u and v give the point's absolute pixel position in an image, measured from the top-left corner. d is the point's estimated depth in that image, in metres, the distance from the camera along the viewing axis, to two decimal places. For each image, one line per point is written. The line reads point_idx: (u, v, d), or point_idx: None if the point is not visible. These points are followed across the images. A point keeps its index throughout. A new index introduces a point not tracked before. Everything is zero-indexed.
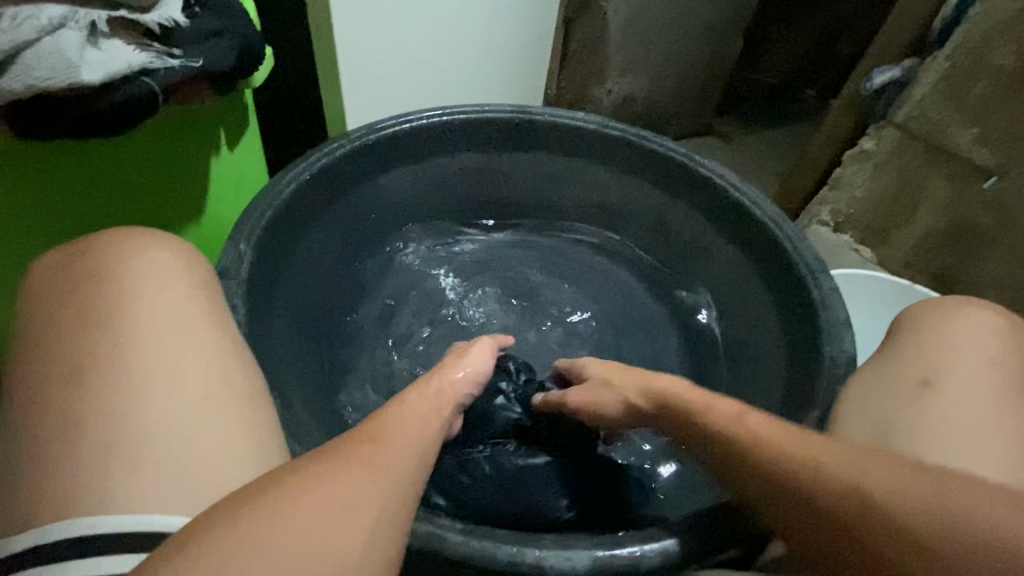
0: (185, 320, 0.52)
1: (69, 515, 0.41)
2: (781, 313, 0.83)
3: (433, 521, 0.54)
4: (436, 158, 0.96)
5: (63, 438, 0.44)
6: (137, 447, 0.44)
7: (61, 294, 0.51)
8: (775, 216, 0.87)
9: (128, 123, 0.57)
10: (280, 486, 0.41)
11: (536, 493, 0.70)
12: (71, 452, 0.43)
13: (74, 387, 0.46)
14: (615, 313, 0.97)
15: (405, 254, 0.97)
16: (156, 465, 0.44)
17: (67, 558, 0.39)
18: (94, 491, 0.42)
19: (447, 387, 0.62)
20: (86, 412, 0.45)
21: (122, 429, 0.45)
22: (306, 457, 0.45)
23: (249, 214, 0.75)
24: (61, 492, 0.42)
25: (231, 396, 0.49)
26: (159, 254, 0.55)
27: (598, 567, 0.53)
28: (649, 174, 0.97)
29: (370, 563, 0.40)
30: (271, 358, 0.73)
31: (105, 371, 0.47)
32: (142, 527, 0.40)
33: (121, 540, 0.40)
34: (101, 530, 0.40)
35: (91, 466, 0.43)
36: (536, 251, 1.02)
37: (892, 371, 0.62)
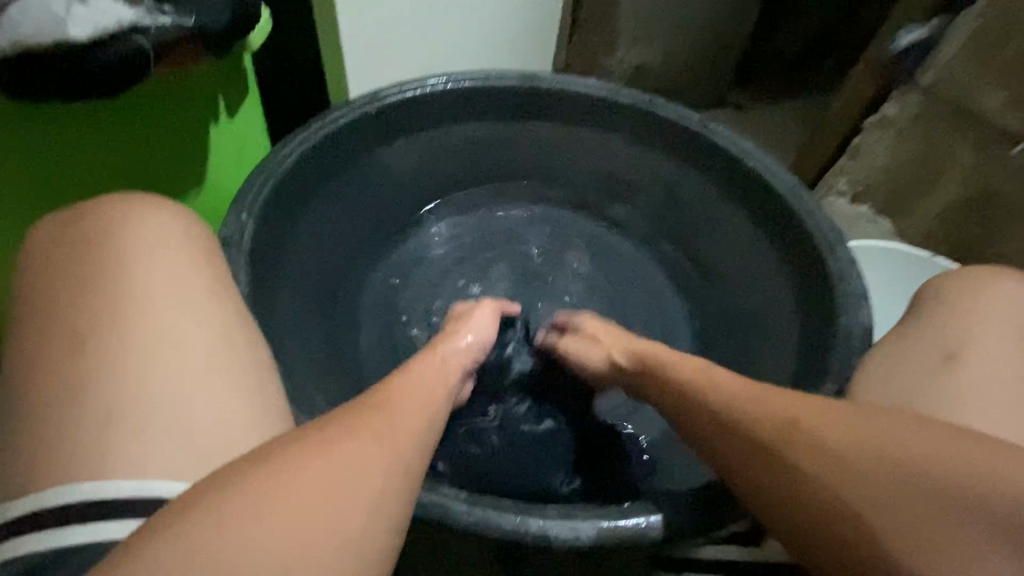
0: (184, 288, 0.51)
1: (68, 480, 0.41)
2: (795, 284, 0.82)
3: (437, 490, 0.54)
4: (443, 127, 0.93)
5: (61, 403, 0.43)
6: (137, 414, 0.44)
7: (58, 261, 0.51)
8: (791, 186, 0.84)
9: (121, 84, 0.56)
10: (285, 452, 0.41)
11: (544, 461, 0.72)
12: (69, 418, 0.43)
13: (71, 353, 0.45)
14: (624, 287, 0.96)
15: (412, 229, 0.96)
16: (157, 433, 0.44)
17: (68, 523, 0.40)
18: (95, 457, 0.42)
19: (453, 355, 0.63)
20: (84, 378, 0.44)
21: (123, 396, 0.44)
22: (308, 425, 0.45)
23: (251, 181, 0.74)
24: (59, 459, 0.42)
25: (231, 365, 0.49)
26: (155, 221, 0.54)
27: (603, 537, 0.53)
28: (661, 143, 0.94)
29: (375, 533, 0.40)
30: (276, 329, 0.73)
31: (103, 338, 0.46)
32: (143, 495, 0.41)
33: (120, 507, 0.40)
34: (102, 496, 0.40)
35: (91, 433, 0.43)
36: (543, 224, 1.00)
37: (911, 345, 0.60)
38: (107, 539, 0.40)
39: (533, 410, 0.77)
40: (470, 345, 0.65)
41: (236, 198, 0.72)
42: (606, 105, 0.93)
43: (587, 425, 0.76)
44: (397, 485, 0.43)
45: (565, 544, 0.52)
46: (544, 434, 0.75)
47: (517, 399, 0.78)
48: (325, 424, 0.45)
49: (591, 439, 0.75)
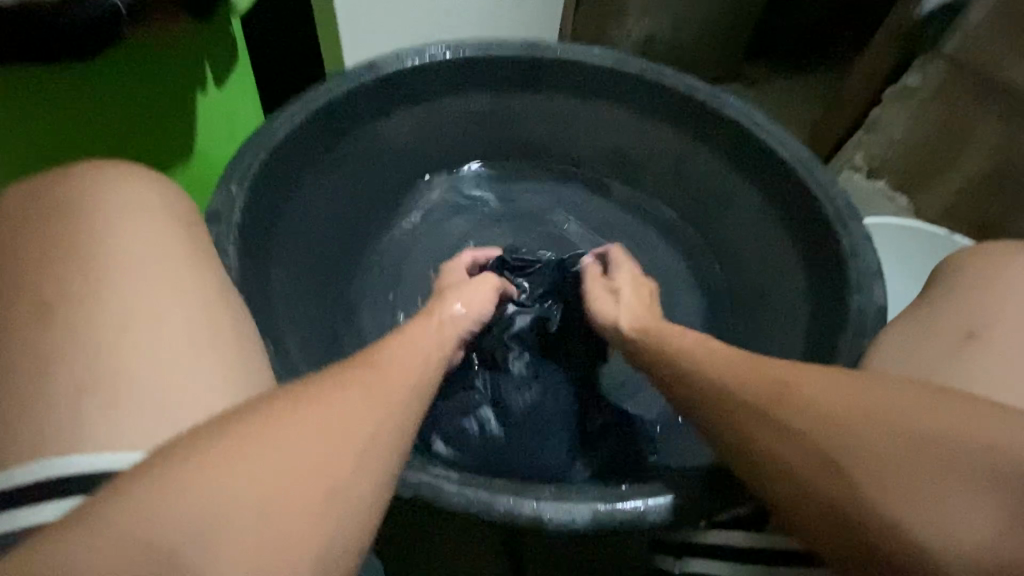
0: (160, 260, 0.51)
1: (37, 455, 0.41)
2: (807, 262, 0.78)
3: (428, 471, 0.53)
4: (442, 99, 0.90)
5: (32, 376, 0.43)
6: (111, 385, 0.44)
7: (29, 230, 0.50)
8: (804, 159, 0.80)
9: (90, 42, 0.54)
10: (254, 418, 0.39)
11: (540, 436, 0.69)
12: (41, 392, 0.43)
13: (39, 324, 0.45)
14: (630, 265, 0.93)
15: (410, 207, 0.94)
16: (130, 405, 0.44)
17: (37, 500, 0.40)
18: (68, 429, 0.42)
19: (449, 324, 0.63)
20: (55, 349, 0.44)
21: (93, 366, 0.44)
22: (281, 391, 0.43)
23: (243, 153, 0.71)
24: (29, 432, 0.41)
25: (206, 337, 0.49)
26: (129, 190, 0.54)
27: (597, 521, 0.51)
28: (670, 115, 0.90)
29: (356, 510, 0.39)
30: (269, 304, 0.71)
31: (74, 308, 0.46)
32: (106, 467, 0.41)
33: (86, 480, 0.40)
34: (67, 471, 0.40)
35: (62, 406, 0.42)
36: (545, 200, 0.97)
37: (929, 324, 0.57)
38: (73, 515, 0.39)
39: (530, 372, 0.74)
40: (464, 314, 0.65)
41: (227, 170, 0.70)
42: (613, 76, 0.89)
43: (587, 401, 0.73)
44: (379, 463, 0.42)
45: (561, 526, 0.51)
46: (539, 403, 0.72)
47: (513, 357, 0.74)
48: (303, 389, 0.43)
49: (591, 416, 0.73)
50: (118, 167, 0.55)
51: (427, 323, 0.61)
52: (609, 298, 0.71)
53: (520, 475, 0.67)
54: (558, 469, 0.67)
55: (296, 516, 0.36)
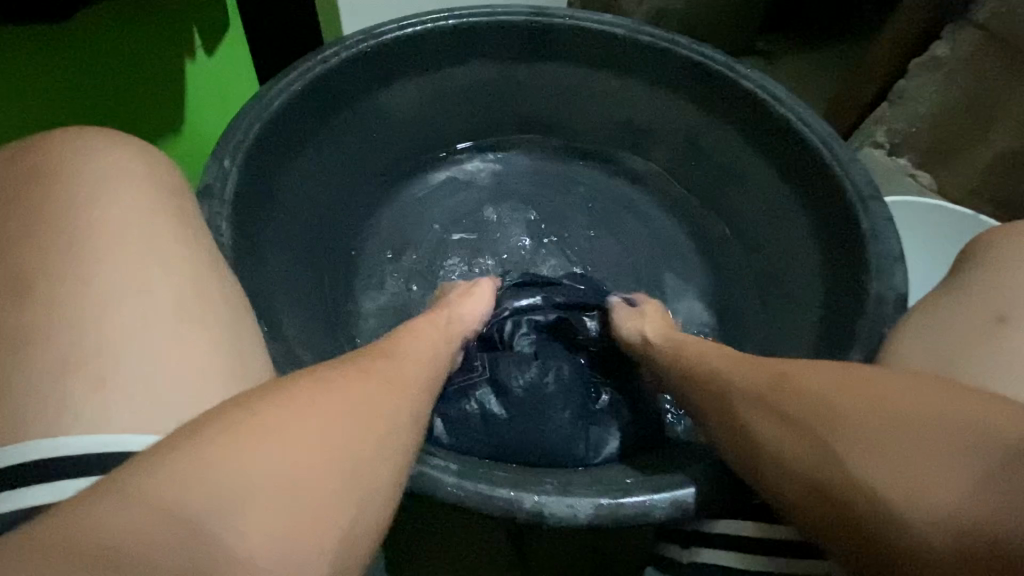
0: (148, 235, 0.48)
1: (23, 435, 0.39)
2: (822, 244, 0.75)
3: (427, 462, 0.51)
4: (444, 70, 0.86)
5: (17, 354, 0.41)
6: (99, 364, 0.42)
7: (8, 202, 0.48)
8: (825, 135, 0.76)
9: None
10: (248, 400, 0.38)
11: (544, 418, 0.66)
12: (26, 371, 0.41)
13: (22, 299, 0.43)
14: (641, 248, 0.90)
15: (414, 186, 0.91)
16: (121, 384, 0.42)
17: (24, 483, 0.37)
18: (54, 410, 0.40)
19: (456, 321, 0.63)
20: (40, 324, 0.43)
21: (80, 344, 0.42)
22: (278, 377, 0.41)
23: (237, 125, 0.68)
24: (13, 413, 0.40)
25: (197, 317, 0.47)
26: (113, 161, 0.51)
27: (599, 516, 0.50)
28: (684, 88, 0.85)
29: (364, 504, 0.37)
30: (264, 283, 0.69)
31: (58, 284, 0.44)
32: (106, 449, 0.39)
33: (78, 463, 0.38)
34: (62, 453, 0.38)
35: (49, 386, 0.41)
36: (554, 179, 0.94)
37: (957, 307, 0.55)
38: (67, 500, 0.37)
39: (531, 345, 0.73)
40: (471, 312, 0.66)
41: (219, 143, 0.67)
42: (624, 45, 0.85)
43: (591, 379, 0.72)
44: (385, 451, 0.40)
45: (563, 522, 0.50)
46: (542, 383, 0.69)
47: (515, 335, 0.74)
48: (298, 375, 0.42)
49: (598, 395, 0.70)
50: (102, 138, 0.53)
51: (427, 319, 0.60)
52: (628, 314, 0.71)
53: (526, 460, 0.65)
54: (563, 455, 0.65)
55: (300, 507, 0.34)
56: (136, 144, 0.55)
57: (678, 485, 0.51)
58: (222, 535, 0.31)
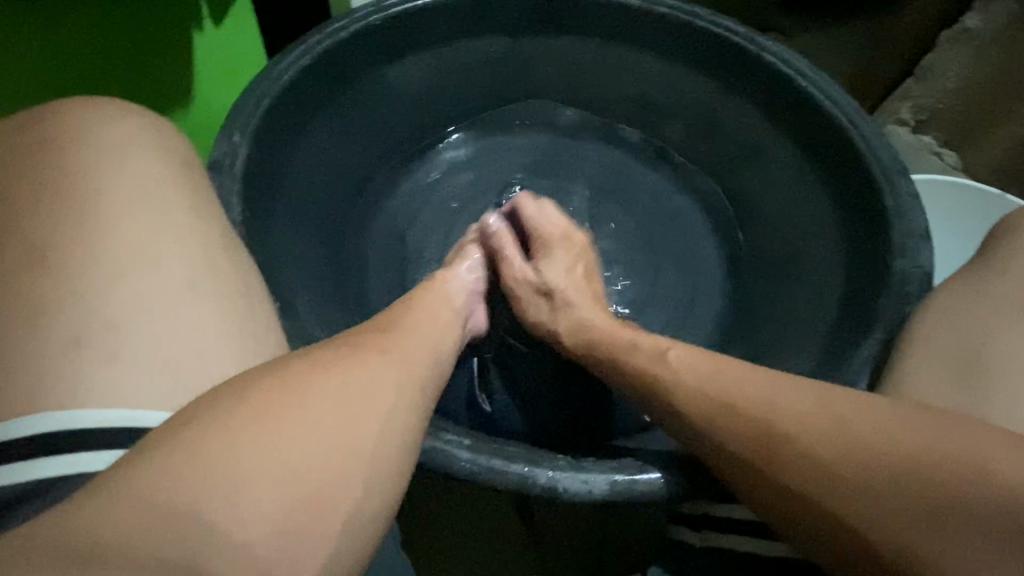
0: (159, 208, 0.48)
1: (35, 407, 0.39)
2: (844, 224, 0.73)
3: (440, 437, 0.51)
4: (455, 45, 0.84)
5: (29, 326, 0.41)
6: (112, 335, 0.42)
7: (15, 172, 0.47)
8: (849, 109, 0.73)
9: None
10: (256, 383, 0.37)
11: (551, 409, 0.66)
12: (39, 344, 0.41)
13: (33, 271, 0.43)
14: (654, 233, 0.88)
15: (424, 166, 0.89)
16: (134, 357, 0.42)
17: (38, 455, 0.37)
18: (67, 382, 0.40)
19: (454, 282, 0.62)
20: (51, 297, 0.42)
21: (93, 316, 0.42)
22: (287, 358, 0.41)
23: (246, 99, 0.67)
24: (25, 383, 0.39)
25: (209, 292, 0.46)
26: (122, 133, 0.51)
27: (614, 493, 0.49)
28: (703, 61, 0.83)
29: (377, 482, 0.37)
30: (275, 259, 0.68)
31: (69, 254, 0.44)
32: (123, 423, 0.39)
33: (94, 437, 0.38)
34: (79, 425, 0.38)
35: (62, 358, 0.40)
36: (566, 159, 0.92)
37: (987, 286, 0.53)
38: (83, 473, 0.37)
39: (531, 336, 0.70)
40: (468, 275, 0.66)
41: (228, 118, 0.66)
42: (640, 18, 0.82)
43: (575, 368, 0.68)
44: (397, 429, 0.39)
45: (576, 497, 0.49)
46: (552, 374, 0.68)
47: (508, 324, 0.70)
48: (311, 355, 0.41)
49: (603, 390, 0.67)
50: (112, 108, 0.52)
51: (437, 290, 0.58)
52: (542, 302, 0.66)
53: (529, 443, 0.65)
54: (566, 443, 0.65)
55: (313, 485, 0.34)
56: (145, 115, 0.54)
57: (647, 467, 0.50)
58: (213, 523, 0.31)
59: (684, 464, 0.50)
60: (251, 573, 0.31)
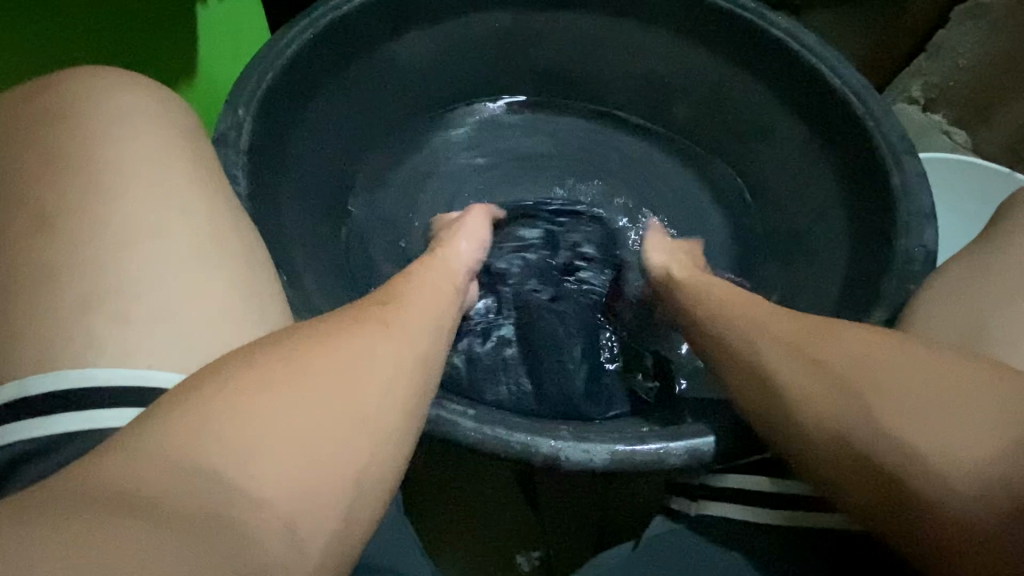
0: (166, 178, 0.48)
1: (48, 366, 0.40)
2: (850, 202, 0.72)
3: (445, 407, 0.52)
4: (460, 20, 0.83)
5: (41, 291, 0.42)
6: (124, 300, 0.43)
7: (24, 140, 0.47)
8: (857, 86, 0.72)
9: None
10: (253, 356, 0.38)
11: (553, 377, 0.67)
12: (52, 308, 0.41)
13: (41, 235, 0.43)
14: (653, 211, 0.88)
15: (425, 145, 0.90)
16: (144, 323, 0.43)
17: (52, 411, 0.38)
18: (80, 344, 0.41)
19: (453, 257, 0.63)
20: (64, 261, 0.43)
21: (104, 283, 0.43)
22: (295, 327, 0.42)
23: (249, 73, 0.66)
24: (39, 345, 0.40)
25: (216, 262, 0.47)
26: (127, 104, 0.51)
27: (615, 462, 0.50)
28: (709, 37, 0.81)
29: (385, 447, 0.38)
30: (282, 233, 0.68)
31: (79, 222, 0.44)
32: (135, 383, 0.40)
33: (109, 395, 0.39)
34: (93, 383, 0.39)
35: (74, 322, 0.41)
36: (565, 138, 0.93)
37: (994, 263, 0.53)
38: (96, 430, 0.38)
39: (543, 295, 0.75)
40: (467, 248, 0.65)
41: (231, 92, 0.65)
42: None
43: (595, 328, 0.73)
44: (404, 399, 0.40)
45: (577, 466, 0.50)
46: (556, 344, 0.70)
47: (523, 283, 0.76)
48: (314, 326, 0.42)
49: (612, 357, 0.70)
50: (117, 81, 0.52)
51: (440, 266, 0.59)
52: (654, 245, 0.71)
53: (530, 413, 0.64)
54: (574, 409, 0.64)
55: (321, 447, 0.35)
56: (149, 86, 0.54)
57: (693, 435, 0.51)
58: (234, 483, 0.31)
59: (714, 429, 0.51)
60: (278, 525, 0.31)
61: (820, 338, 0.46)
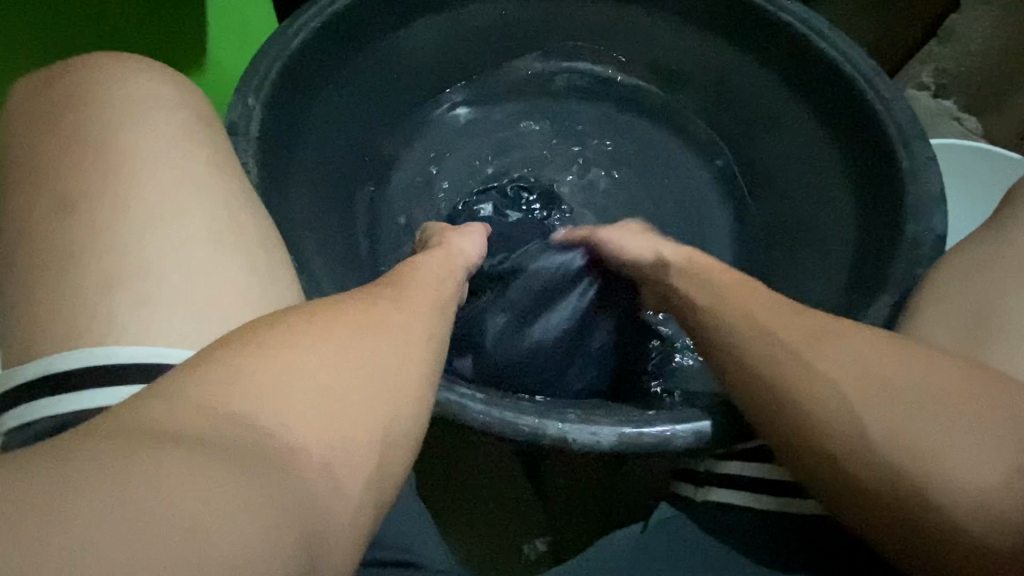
0: (181, 162, 0.49)
1: (72, 344, 0.41)
2: (858, 189, 0.72)
3: (454, 390, 0.52)
4: (467, 7, 0.83)
5: (61, 271, 0.43)
6: (143, 280, 0.44)
7: (41, 126, 0.48)
8: (867, 70, 0.71)
9: None
10: (268, 330, 0.38)
11: (553, 362, 0.68)
12: (72, 287, 0.42)
13: (61, 217, 0.44)
14: (646, 192, 0.89)
15: (422, 134, 0.89)
16: (162, 302, 0.43)
17: (77, 387, 0.39)
18: (102, 323, 0.42)
19: (458, 255, 0.63)
20: (83, 243, 0.44)
21: (122, 263, 0.44)
22: (306, 306, 0.42)
23: (258, 61, 0.66)
24: (62, 324, 0.41)
25: (230, 244, 0.48)
26: (141, 90, 0.51)
27: (622, 445, 0.51)
28: (719, 23, 0.81)
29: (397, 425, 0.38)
30: (292, 219, 0.68)
31: (97, 204, 0.45)
32: (156, 360, 0.41)
33: (131, 371, 0.40)
34: (115, 360, 0.40)
35: (95, 301, 0.42)
36: (555, 122, 0.92)
37: (1004, 247, 0.53)
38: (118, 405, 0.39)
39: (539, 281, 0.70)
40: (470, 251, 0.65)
41: (241, 80, 0.66)
42: None
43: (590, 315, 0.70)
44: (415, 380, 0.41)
45: (585, 447, 0.51)
46: (553, 330, 0.69)
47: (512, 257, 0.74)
48: (324, 306, 0.42)
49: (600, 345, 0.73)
50: (131, 68, 0.53)
51: (442, 256, 0.60)
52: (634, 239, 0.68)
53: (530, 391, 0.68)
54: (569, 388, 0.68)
55: (335, 422, 0.35)
56: (162, 72, 0.54)
57: (698, 417, 0.52)
58: (273, 434, 0.33)
59: (716, 410, 0.52)
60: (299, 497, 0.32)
61: (827, 321, 0.46)
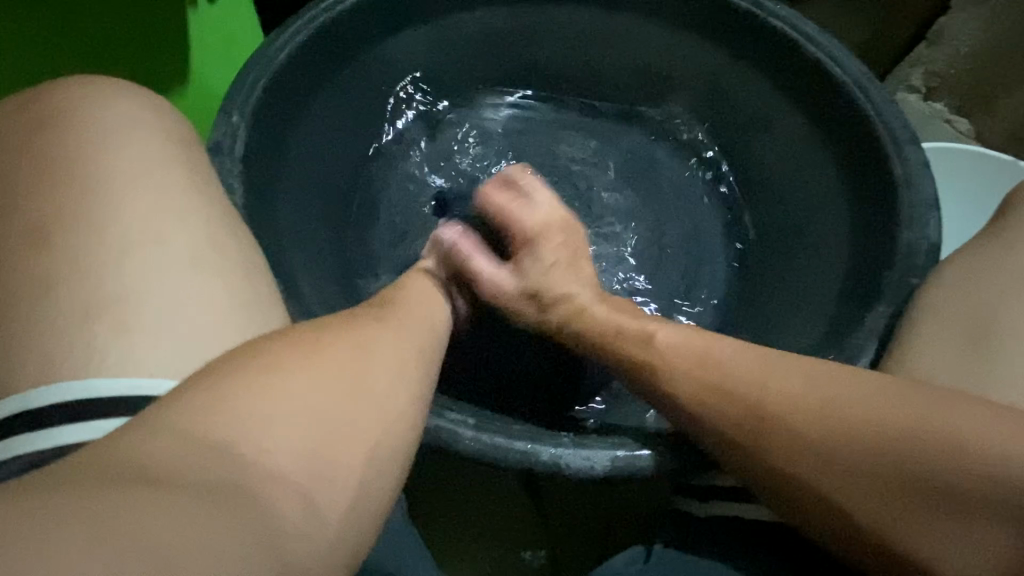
0: (161, 184, 0.48)
1: (51, 379, 0.39)
2: (852, 194, 0.71)
3: (444, 416, 0.51)
4: (454, 18, 0.82)
5: (39, 301, 0.42)
6: (123, 307, 0.43)
7: (17, 151, 0.47)
8: (858, 75, 0.71)
9: None
10: (248, 359, 0.37)
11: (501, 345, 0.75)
12: (49, 318, 0.41)
13: (38, 246, 0.43)
14: (640, 226, 0.86)
15: (412, 153, 0.87)
16: (142, 330, 0.42)
17: (54, 424, 0.38)
18: (81, 353, 0.41)
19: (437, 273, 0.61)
20: (60, 273, 0.43)
21: (100, 290, 0.43)
22: (286, 331, 0.41)
23: (242, 80, 0.66)
24: (41, 357, 0.40)
25: (212, 267, 0.47)
26: (119, 111, 0.51)
27: (615, 469, 0.50)
28: (707, 29, 0.80)
29: (386, 461, 0.37)
30: (280, 240, 0.67)
31: (74, 231, 0.44)
32: (139, 392, 0.40)
33: (112, 404, 0.39)
34: (96, 394, 0.39)
35: (72, 331, 0.41)
36: (554, 134, 0.91)
37: (996, 259, 0.53)
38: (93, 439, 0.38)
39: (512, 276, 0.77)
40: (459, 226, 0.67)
41: (225, 99, 0.65)
42: None
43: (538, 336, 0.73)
44: (407, 409, 0.40)
45: (579, 473, 0.50)
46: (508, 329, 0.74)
47: None
48: (309, 331, 0.41)
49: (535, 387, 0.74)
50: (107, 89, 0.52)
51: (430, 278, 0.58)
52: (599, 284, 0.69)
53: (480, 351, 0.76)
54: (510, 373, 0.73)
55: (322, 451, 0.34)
56: (140, 94, 0.53)
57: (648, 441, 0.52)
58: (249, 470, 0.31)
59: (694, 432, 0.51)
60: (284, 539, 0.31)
61: None
